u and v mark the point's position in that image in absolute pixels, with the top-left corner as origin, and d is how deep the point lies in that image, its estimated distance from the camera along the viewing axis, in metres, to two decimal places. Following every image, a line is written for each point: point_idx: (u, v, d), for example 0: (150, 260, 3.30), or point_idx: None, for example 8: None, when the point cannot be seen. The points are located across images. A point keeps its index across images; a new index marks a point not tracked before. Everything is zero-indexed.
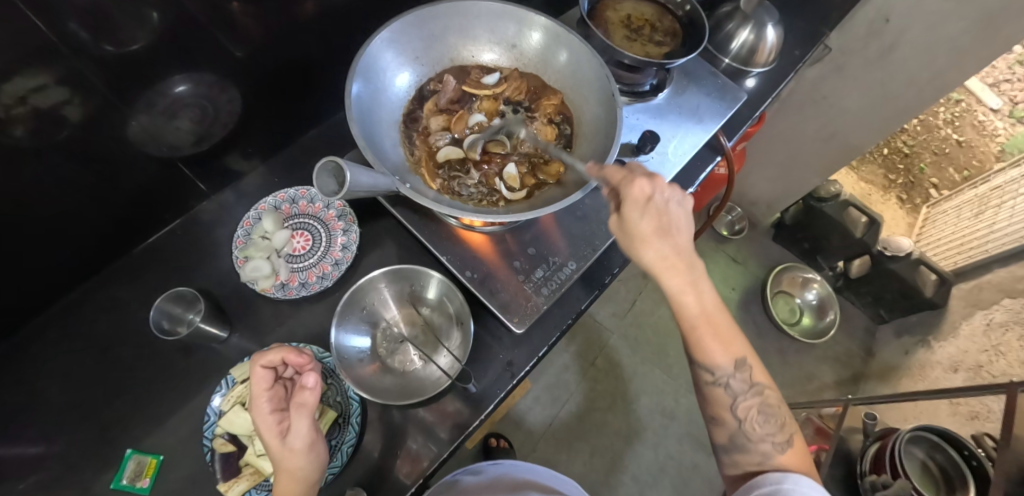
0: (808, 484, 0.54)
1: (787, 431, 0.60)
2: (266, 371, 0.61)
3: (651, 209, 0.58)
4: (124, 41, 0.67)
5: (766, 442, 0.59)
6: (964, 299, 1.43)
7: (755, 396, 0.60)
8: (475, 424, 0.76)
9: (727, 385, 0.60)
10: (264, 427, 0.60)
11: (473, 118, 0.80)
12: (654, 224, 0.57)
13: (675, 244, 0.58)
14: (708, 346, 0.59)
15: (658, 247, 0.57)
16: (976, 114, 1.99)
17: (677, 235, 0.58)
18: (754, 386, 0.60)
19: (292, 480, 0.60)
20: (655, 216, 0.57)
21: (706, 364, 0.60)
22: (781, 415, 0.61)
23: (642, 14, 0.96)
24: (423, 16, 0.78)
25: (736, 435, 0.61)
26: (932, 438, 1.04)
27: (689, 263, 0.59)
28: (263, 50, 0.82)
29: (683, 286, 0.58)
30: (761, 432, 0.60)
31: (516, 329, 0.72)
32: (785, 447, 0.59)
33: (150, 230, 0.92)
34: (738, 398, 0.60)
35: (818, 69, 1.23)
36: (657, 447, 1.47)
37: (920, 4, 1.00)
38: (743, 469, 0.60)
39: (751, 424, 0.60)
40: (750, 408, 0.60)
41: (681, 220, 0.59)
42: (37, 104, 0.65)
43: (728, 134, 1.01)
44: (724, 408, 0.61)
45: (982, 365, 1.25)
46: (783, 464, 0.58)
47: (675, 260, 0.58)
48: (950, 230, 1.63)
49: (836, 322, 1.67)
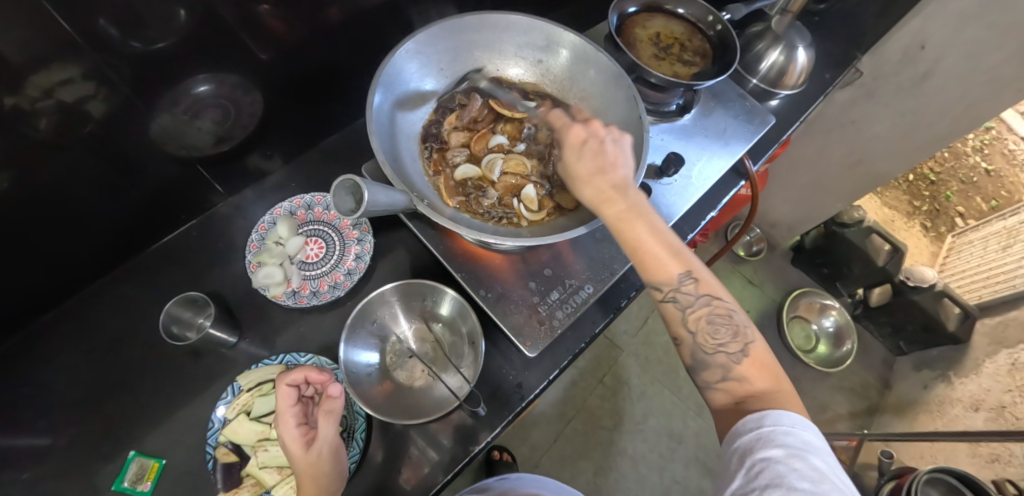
0: (791, 421, 0.51)
1: (743, 340, 0.58)
2: (290, 389, 0.63)
3: (586, 150, 0.65)
4: (150, 39, 0.67)
5: (721, 353, 0.58)
6: (989, 336, 1.37)
7: (704, 305, 0.59)
8: (481, 446, 0.74)
9: (676, 299, 0.59)
10: (291, 441, 0.61)
11: (495, 139, 0.79)
12: (591, 166, 0.64)
13: (607, 176, 0.63)
14: (654, 260, 0.60)
15: (596, 184, 0.63)
16: (1007, 142, 1.89)
17: (613, 170, 0.63)
18: (704, 296, 0.59)
19: (320, 486, 0.61)
20: (590, 156, 0.64)
21: (656, 280, 0.60)
22: (736, 324, 0.59)
23: (672, 33, 0.94)
24: (449, 28, 0.77)
25: (695, 351, 0.59)
26: (951, 481, 0.99)
27: (625, 190, 0.62)
28: (286, 54, 0.82)
29: (620, 212, 0.61)
30: (715, 342, 0.58)
31: (529, 353, 0.70)
32: (740, 357, 0.57)
33: (166, 229, 0.91)
34: (688, 309, 0.59)
35: (848, 93, 1.20)
36: (663, 470, 1.44)
37: (960, 31, 0.96)
38: (715, 390, 0.58)
39: (704, 336, 0.59)
40: (699, 319, 0.59)
41: (613, 156, 0.64)
42: (62, 98, 0.65)
43: (754, 158, 0.99)
44: (678, 323, 0.60)
45: (1007, 406, 1.17)
46: (742, 374, 0.57)
47: (609, 191, 0.62)
48: (975, 262, 1.58)
49: (853, 352, 1.63)
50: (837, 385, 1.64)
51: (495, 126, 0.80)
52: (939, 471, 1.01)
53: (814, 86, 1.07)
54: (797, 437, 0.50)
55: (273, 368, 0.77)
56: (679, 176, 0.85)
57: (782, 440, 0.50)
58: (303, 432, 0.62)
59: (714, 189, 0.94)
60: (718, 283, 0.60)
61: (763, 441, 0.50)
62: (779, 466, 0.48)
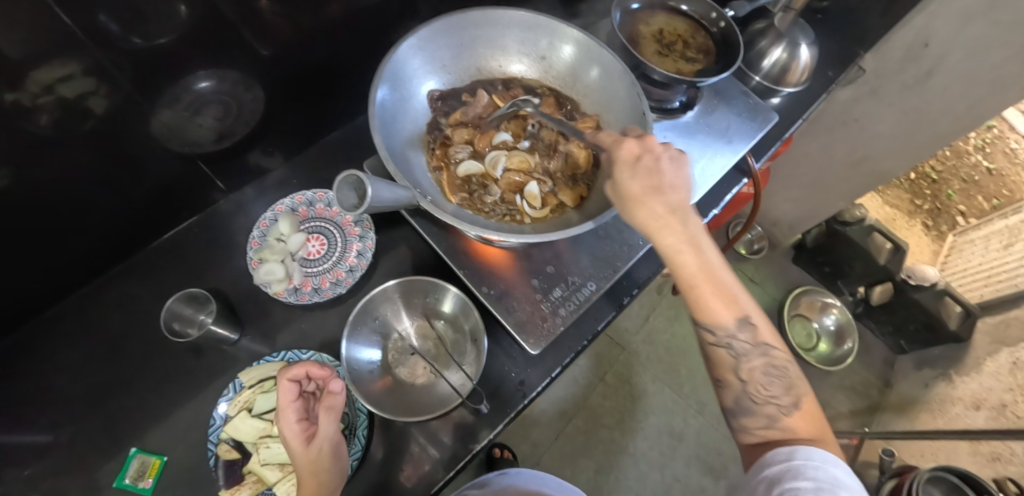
0: (823, 458, 0.50)
1: (795, 393, 0.57)
2: (291, 384, 0.62)
3: (640, 169, 0.59)
4: (151, 35, 0.67)
5: (772, 405, 0.57)
6: (990, 335, 1.37)
7: (760, 355, 0.59)
8: (483, 443, 0.74)
9: (729, 345, 0.59)
10: (292, 436, 0.61)
11: (498, 136, 0.77)
12: (645, 184, 0.58)
13: (667, 201, 0.58)
14: (708, 302, 0.59)
15: (651, 208, 0.58)
16: (1009, 141, 1.88)
17: (671, 194, 0.59)
18: (760, 345, 0.59)
19: (320, 482, 0.61)
20: (645, 175, 0.58)
21: (708, 322, 0.59)
22: (790, 378, 0.58)
23: (675, 30, 0.94)
24: (453, 24, 0.77)
25: (741, 398, 0.59)
26: (952, 480, 0.99)
27: (685, 219, 0.59)
28: (288, 50, 0.81)
29: (678, 245, 0.58)
30: (766, 393, 0.58)
31: (532, 350, 0.70)
32: (791, 410, 0.56)
33: (167, 226, 0.91)
34: (742, 358, 0.59)
35: (851, 91, 1.19)
36: (664, 468, 1.44)
37: (963, 30, 0.96)
38: (751, 434, 0.58)
39: (755, 386, 0.58)
40: (752, 370, 0.59)
41: (673, 179, 0.59)
42: (63, 94, 0.65)
43: (756, 156, 0.99)
44: (727, 368, 0.60)
45: (1007, 404, 1.17)
46: (789, 426, 0.56)
47: (667, 219, 0.58)
48: (977, 261, 1.58)
49: (854, 351, 1.63)
50: (838, 384, 1.64)
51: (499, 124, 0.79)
52: (942, 469, 1.01)
53: (817, 84, 1.07)
54: (827, 472, 0.49)
55: (275, 365, 0.77)
56: None
57: (812, 473, 0.49)
58: (304, 427, 0.62)
59: (716, 187, 0.94)
60: (772, 331, 0.60)
61: (792, 473, 0.50)
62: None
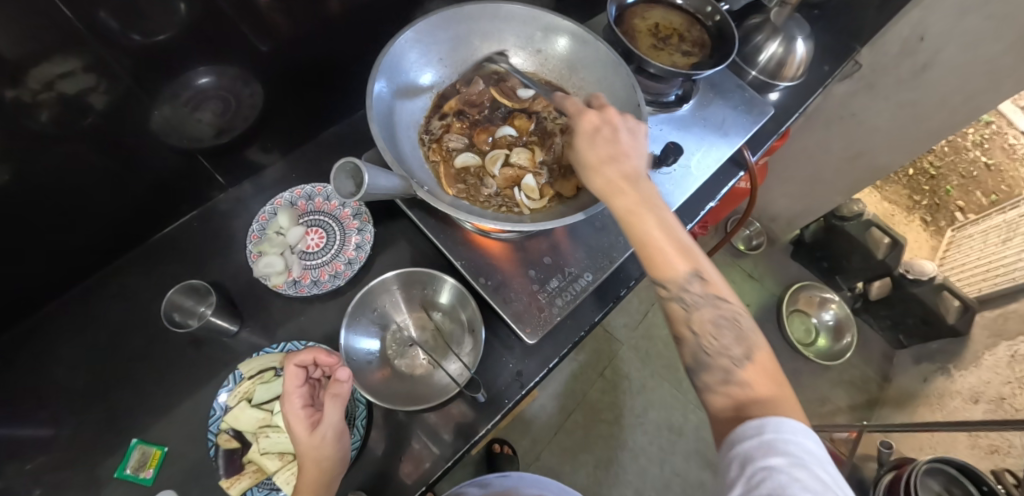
0: (793, 428, 0.48)
1: (748, 345, 0.57)
2: (298, 370, 0.62)
3: (598, 138, 0.64)
4: (151, 31, 0.67)
5: (724, 357, 0.56)
6: (988, 328, 1.37)
7: (712, 307, 0.58)
8: (481, 433, 0.74)
9: (682, 298, 0.59)
10: (296, 422, 0.62)
11: (502, 131, 0.79)
12: (602, 153, 0.63)
13: (622, 167, 0.63)
14: (661, 257, 0.59)
15: (606, 173, 0.62)
16: (1008, 136, 1.93)
17: (625, 160, 0.63)
18: (712, 298, 0.59)
19: (321, 468, 0.62)
20: (602, 143, 0.64)
21: (662, 277, 0.59)
22: (741, 329, 0.58)
23: (671, 24, 0.94)
24: (448, 18, 0.77)
25: (697, 352, 0.58)
26: (951, 472, 1.00)
27: (635, 183, 0.62)
28: (286, 46, 0.82)
29: (630, 205, 0.61)
30: (718, 344, 0.57)
31: (528, 340, 0.71)
32: (743, 361, 0.56)
33: (167, 221, 0.92)
34: (693, 310, 0.59)
35: (847, 86, 1.20)
36: (663, 463, 1.45)
37: (958, 23, 0.97)
38: (714, 393, 0.56)
39: (708, 338, 0.58)
40: (704, 321, 0.58)
41: (626, 146, 0.64)
42: (63, 90, 0.65)
43: (752, 149, 1.00)
44: (681, 322, 0.59)
45: (1006, 398, 1.18)
46: (744, 378, 0.55)
47: (619, 182, 0.62)
48: (975, 255, 1.58)
49: (853, 345, 1.63)
50: (837, 379, 1.64)
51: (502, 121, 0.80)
52: (940, 461, 1.02)
53: (814, 78, 1.07)
54: (799, 445, 0.47)
55: (274, 356, 0.78)
56: (678, 166, 0.86)
57: (785, 448, 0.47)
58: (308, 413, 0.62)
59: (713, 180, 0.94)
60: (726, 287, 0.60)
61: (765, 449, 0.48)
62: (781, 476, 0.45)
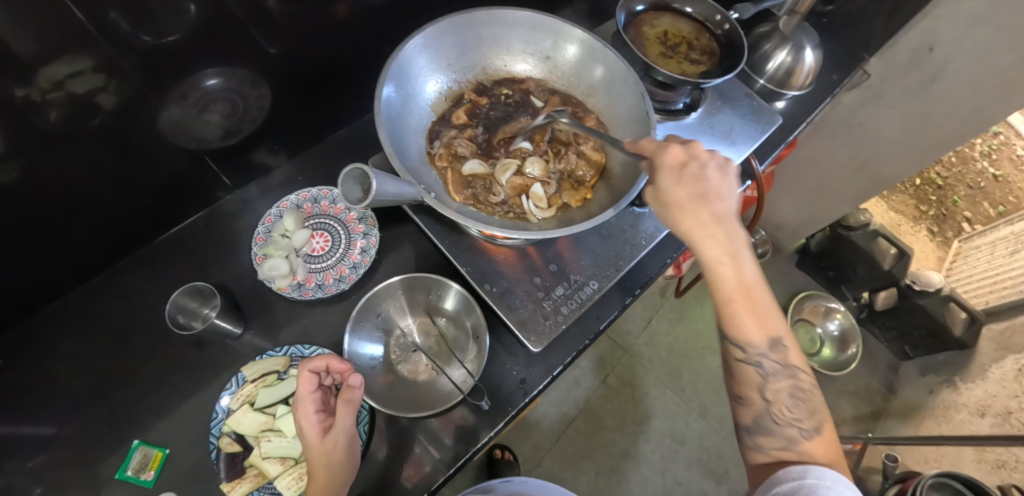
0: (836, 478, 0.49)
1: (817, 419, 0.56)
2: (312, 376, 0.62)
3: (685, 176, 0.59)
4: (161, 33, 0.68)
5: (793, 427, 0.56)
6: (995, 341, 1.36)
7: (787, 377, 0.57)
8: (485, 440, 0.74)
9: (757, 361, 0.57)
10: (308, 427, 0.61)
11: (518, 144, 0.78)
12: (689, 192, 0.58)
13: (714, 211, 0.58)
14: (739, 313, 0.57)
15: (696, 216, 0.58)
16: (1015, 147, 1.89)
17: (718, 203, 0.58)
18: (787, 368, 0.58)
19: (331, 474, 0.61)
20: (689, 181, 0.58)
21: (737, 335, 0.58)
22: (813, 403, 0.57)
23: (679, 31, 0.94)
24: (458, 23, 0.77)
25: (762, 416, 0.57)
26: (956, 486, 0.98)
27: (728, 231, 0.58)
28: (294, 49, 0.82)
29: (722, 255, 0.57)
30: (789, 415, 0.56)
31: (533, 348, 0.70)
32: (811, 434, 0.55)
33: (173, 221, 0.92)
34: (768, 376, 0.57)
35: (855, 95, 1.19)
36: (665, 472, 1.44)
37: (969, 33, 0.95)
38: (764, 453, 0.56)
39: (779, 406, 0.57)
40: (777, 389, 0.57)
41: (717, 187, 0.59)
42: (73, 90, 0.66)
43: (760, 158, 0.99)
44: (753, 386, 0.58)
45: (1013, 411, 1.17)
46: (807, 449, 0.55)
47: (712, 227, 0.58)
48: (982, 267, 1.56)
49: (858, 356, 1.61)
50: (841, 390, 1.63)
51: (513, 131, 0.79)
52: (945, 476, 1.00)
53: (822, 87, 1.07)
54: (840, 492, 0.48)
55: (277, 360, 0.78)
56: None
57: (824, 492, 0.48)
58: (321, 419, 0.62)
59: (719, 188, 0.94)
60: (800, 353, 0.59)
61: (806, 492, 0.49)
62: None
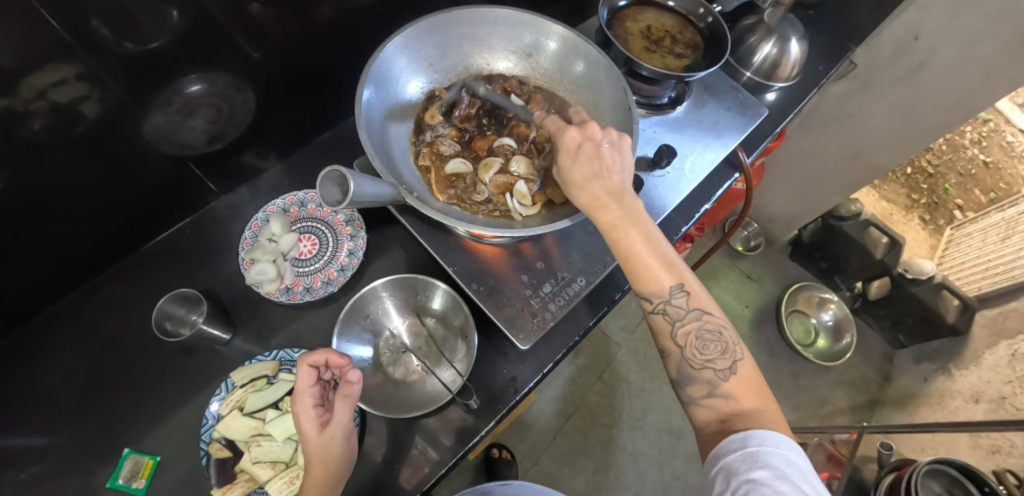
0: (775, 441, 0.49)
1: (732, 356, 0.57)
2: (310, 370, 0.61)
3: (581, 155, 0.61)
4: (144, 39, 0.67)
5: (708, 369, 0.57)
6: (988, 327, 1.36)
7: (695, 320, 0.58)
8: (477, 438, 0.74)
9: (666, 312, 0.58)
10: (305, 421, 0.61)
11: (500, 140, 0.77)
12: (586, 170, 0.60)
13: (606, 182, 0.60)
14: (644, 269, 0.59)
15: (591, 189, 0.60)
16: (1005, 134, 1.92)
17: (609, 175, 0.60)
18: (694, 310, 0.58)
19: (328, 468, 0.62)
20: (585, 161, 0.61)
21: (647, 290, 0.59)
22: (725, 341, 0.58)
23: (663, 26, 0.94)
24: (438, 23, 0.77)
25: (681, 364, 0.58)
26: (951, 473, 0.99)
27: (621, 197, 0.60)
28: (280, 53, 0.82)
29: (614, 220, 0.59)
30: (702, 358, 0.57)
31: (521, 345, 0.70)
32: (727, 374, 0.56)
33: (160, 228, 0.92)
34: (678, 323, 0.58)
35: (843, 86, 1.20)
36: (663, 466, 1.44)
37: (954, 21, 0.95)
38: (699, 405, 0.57)
39: (692, 350, 0.58)
40: (688, 335, 0.58)
41: (610, 161, 0.61)
42: (56, 99, 0.65)
43: (747, 150, 0.99)
44: (665, 336, 0.59)
45: (1006, 397, 1.17)
46: (728, 391, 0.55)
47: (605, 198, 0.59)
48: (974, 254, 1.57)
49: (853, 346, 1.62)
50: (837, 380, 1.64)
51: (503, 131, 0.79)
52: (940, 462, 1.00)
53: (808, 78, 1.07)
54: (781, 456, 0.48)
55: (266, 364, 0.77)
56: (672, 169, 0.85)
57: (767, 460, 0.48)
58: (319, 412, 0.62)
59: (707, 182, 0.94)
60: (709, 297, 0.59)
61: (749, 462, 0.48)
62: (764, 488, 0.46)
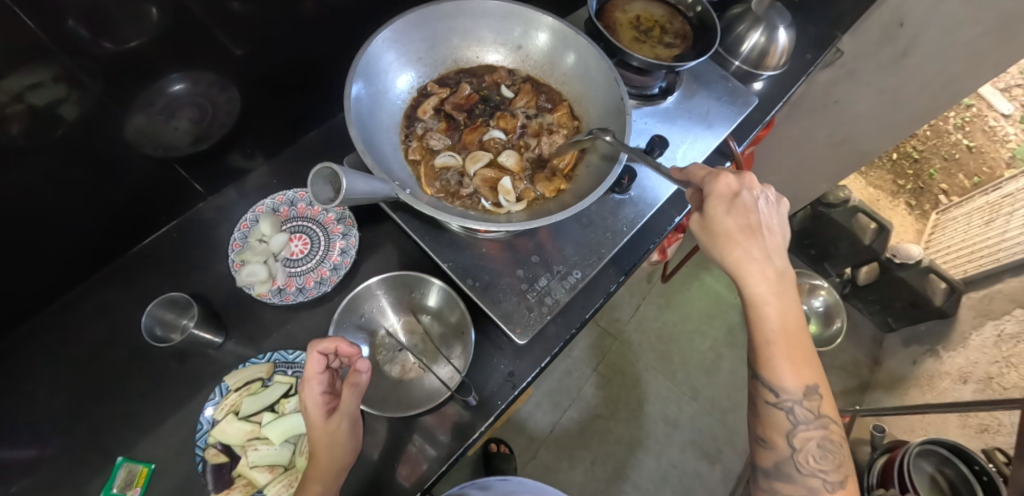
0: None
1: (843, 472, 0.57)
2: (320, 357, 0.61)
3: (737, 206, 0.58)
4: (122, 39, 0.66)
5: (817, 478, 0.57)
6: (975, 309, 1.39)
7: (818, 428, 0.57)
8: (476, 434, 0.73)
9: (790, 409, 0.58)
10: (314, 407, 0.61)
11: (489, 133, 0.78)
12: (740, 222, 0.58)
13: (760, 248, 0.58)
14: (778, 360, 0.57)
15: (743, 249, 0.58)
16: (987, 119, 1.96)
17: (767, 236, 0.58)
18: (820, 418, 0.58)
19: (332, 457, 0.61)
20: (738, 214, 0.58)
21: (773, 381, 0.58)
22: (840, 456, 0.58)
23: (651, 16, 0.94)
24: (426, 16, 0.77)
25: (785, 463, 0.58)
26: (942, 452, 1.00)
27: (774, 271, 0.58)
28: (262, 50, 0.80)
29: (763, 292, 0.58)
30: (814, 465, 0.57)
31: (518, 340, 0.70)
32: (835, 488, 0.56)
33: (146, 233, 0.90)
34: (799, 425, 0.58)
35: (830, 73, 1.17)
36: (660, 455, 1.45)
37: (938, 8, 0.96)
38: None
39: (805, 455, 0.58)
40: (807, 439, 0.58)
41: (768, 220, 0.59)
42: (33, 102, 0.63)
43: (738, 139, 0.99)
44: (781, 432, 0.58)
45: (994, 377, 1.20)
46: None
47: (760, 265, 0.58)
48: (959, 238, 1.59)
49: (843, 330, 1.63)
50: (829, 364, 1.66)
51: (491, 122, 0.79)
52: (931, 443, 1.02)
53: (795, 66, 1.07)
54: None
55: (261, 366, 0.77)
56: (664, 158, 0.85)
57: None
58: (326, 399, 0.62)
59: None
60: (833, 405, 0.59)
61: None
62: None
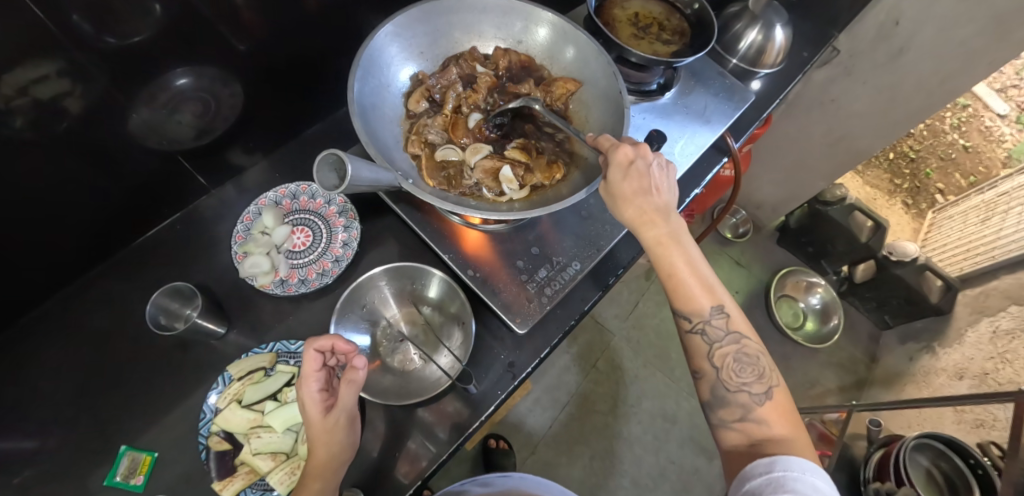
0: (800, 466, 0.49)
1: (767, 382, 0.58)
2: (316, 355, 0.62)
3: (632, 172, 0.61)
4: (125, 34, 0.66)
5: (744, 392, 0.57)
6: (970, 305, 1.40)
7: (733, 343, 0.59)
8: (474, 426, 0.74)
9: (705, 332, 0.60)
10: (311, 404, 0.61)
11: (472, 121, 0.78)
12: (635, 185, 0.61)
13: (654, 201, 0.61)
14: (685, 290, 0.60)
15: (637, 204, 0.61)
16: (983, 119, 1.97)
17: (657, 194, 0.62)
18: (733, 333, 0.59)
19: (330, 453, 0.62)
20: (635, 176, 0.61)
21: (686, 311, 0.60)
22: (761, 366, 0.59)
23: (650, 13, 0.95)
24: (427, 10, 0.78)
25: (716, 386, 0.59)
26: (937, 446, 1.01)
27: (667, 216, 0.61)
28: (264, 45, 0.81)
29: (659, 236, 0.61)
30: (738, 380, 0.58)
31: (519, 329, 0.71)
32: (762, 399, 0.57)
33: (149, 225, 0.91)
34: (716, 345, 0.59)
35: (826, 72, 1.22)
36: (658, 451, 1.46)
37: (931, 7, 0.98)
38: (728, 429, 0.57)
39: (729, 372, 0.59)
40: (726, 356, 0.59)
41: (659, 180, 0.63)
42: (37, 95, 0.64)
43: (735, 136, 1.00)
44: (703, 357, 0.60)
45: (988, 373, 1.22)
46: (762, 416, 0.56)
47: (652, 214, 0.61)
48: (956, 237, 1.61)
49: (840, 328, 1.65)
50: (826, 361, 1.67)
51: (466, 105, 0.79)
52: (927, 436, 1.03)
53: (792, 64, 1.08)
54: (808, 483, 0.48)
55: (263, 356, 0.77)
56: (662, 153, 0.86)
57: (793, 485, 0.48)
58: (324, 397, 0.62)
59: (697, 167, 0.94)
60: (747, 321, 0.60)
61: (774, 485, 0.48)
62: None
